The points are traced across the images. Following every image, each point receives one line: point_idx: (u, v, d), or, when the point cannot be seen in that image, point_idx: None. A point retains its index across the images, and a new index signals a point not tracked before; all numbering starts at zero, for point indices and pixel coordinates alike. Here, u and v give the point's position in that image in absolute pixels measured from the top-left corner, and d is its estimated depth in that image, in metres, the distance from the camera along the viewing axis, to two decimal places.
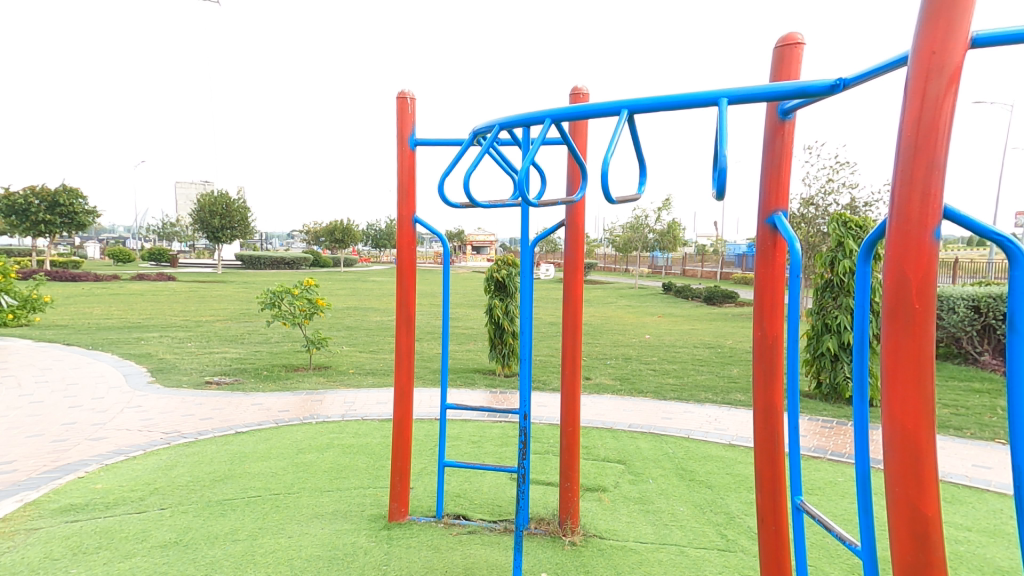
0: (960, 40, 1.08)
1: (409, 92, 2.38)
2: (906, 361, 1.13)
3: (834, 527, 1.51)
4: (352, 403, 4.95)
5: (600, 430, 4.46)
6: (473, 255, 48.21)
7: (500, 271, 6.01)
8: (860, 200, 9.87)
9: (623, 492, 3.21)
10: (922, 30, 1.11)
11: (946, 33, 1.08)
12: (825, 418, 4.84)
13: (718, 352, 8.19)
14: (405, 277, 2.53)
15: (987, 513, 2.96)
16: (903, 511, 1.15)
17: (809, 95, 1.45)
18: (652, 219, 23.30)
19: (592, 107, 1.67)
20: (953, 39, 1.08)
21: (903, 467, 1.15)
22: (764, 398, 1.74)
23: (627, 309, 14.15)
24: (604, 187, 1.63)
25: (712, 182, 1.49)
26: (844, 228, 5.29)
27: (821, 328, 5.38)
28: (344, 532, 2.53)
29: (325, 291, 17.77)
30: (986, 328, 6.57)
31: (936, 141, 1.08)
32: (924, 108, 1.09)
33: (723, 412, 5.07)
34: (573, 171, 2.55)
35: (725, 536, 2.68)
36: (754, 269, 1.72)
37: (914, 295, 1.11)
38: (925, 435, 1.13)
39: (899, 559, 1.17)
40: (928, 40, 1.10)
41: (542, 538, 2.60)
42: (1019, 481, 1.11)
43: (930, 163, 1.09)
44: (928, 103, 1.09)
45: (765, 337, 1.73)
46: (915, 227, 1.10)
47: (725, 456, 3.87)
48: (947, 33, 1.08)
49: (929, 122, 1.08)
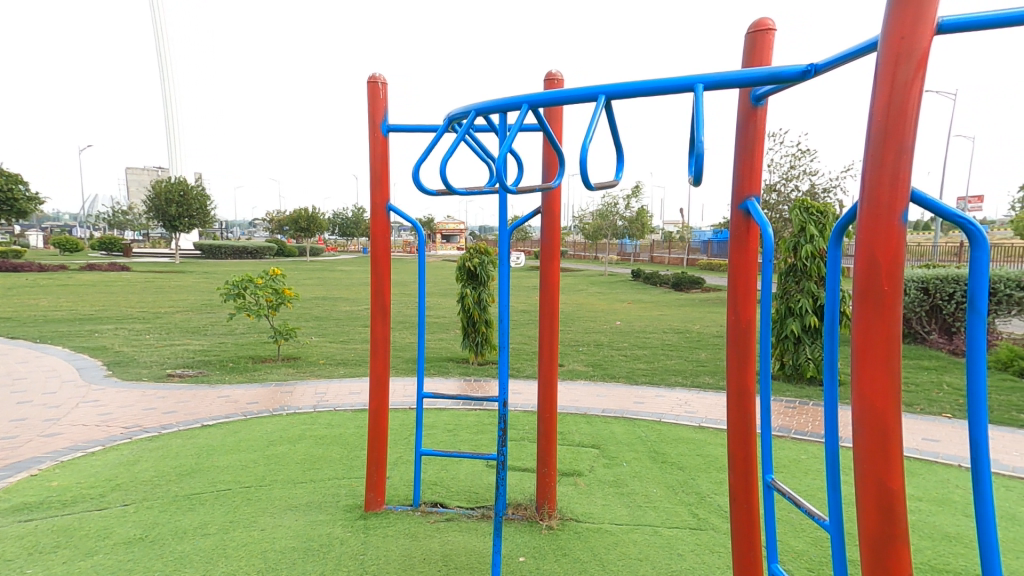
0: (927, 26, 1.11)
1: (380, 76, 2.33)
2: (875, 341, 1.17)
3: (803, 504, 1.55)
4: (323, 393, 4.92)
5: (574, 415, 4.51)
6: (442, 242, 48.03)
7: (472, 260, 5.96)
8: (819, 187, 10.14)
9: (597, 476, 3.26)
10: (891, 16, 1.14)
11: (915, 19, 1.11)
12: (788, 398, 4.99)
13: (687, 337, 8.35)
14: (379, 265, 2.50)
15: (937, 483, 3.10)
16: (870, 488, 1.20)
17: (783, 80, 1.47)
18: (622, 205, 23.43)
19: (568, 92, 1.67)
20: (921, 25, 1.10)
21: (871, 443, 1.19)
22: (737, 381, 1.78)
23: (598, 296, 14.30)
24: (583, 172, 1.63)
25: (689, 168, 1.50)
26: (805, 214, 5.53)
27: (785, 311, 5.52)
28: (319, 523, 2.52)
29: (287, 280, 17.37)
30: (934, 308, 6.81)
31: (905, 126, 1.11)
32: (894, 93, 1.12)
33: (693, 394, 5.20)
34: (551, 157, 2.55)
35: (696, 515, 2.75)
36: (728, 254, 1.76)
37: (883, 277, 1.15)
38: (892, 413, 1.17)
39: (865, 531, 1.21)
40: (897, 26, 1.12)
41: (520, 523, 2.63)
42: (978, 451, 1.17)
43: (899, 147, 1.12)
44: (898, 89, 1.11)
45: (739, 322, 1.76)
46: (885, 210, 1.13)
47: (695, 438, 3.96)
48: (916, 18, 1.11)
49: (898, 108, 1.11)
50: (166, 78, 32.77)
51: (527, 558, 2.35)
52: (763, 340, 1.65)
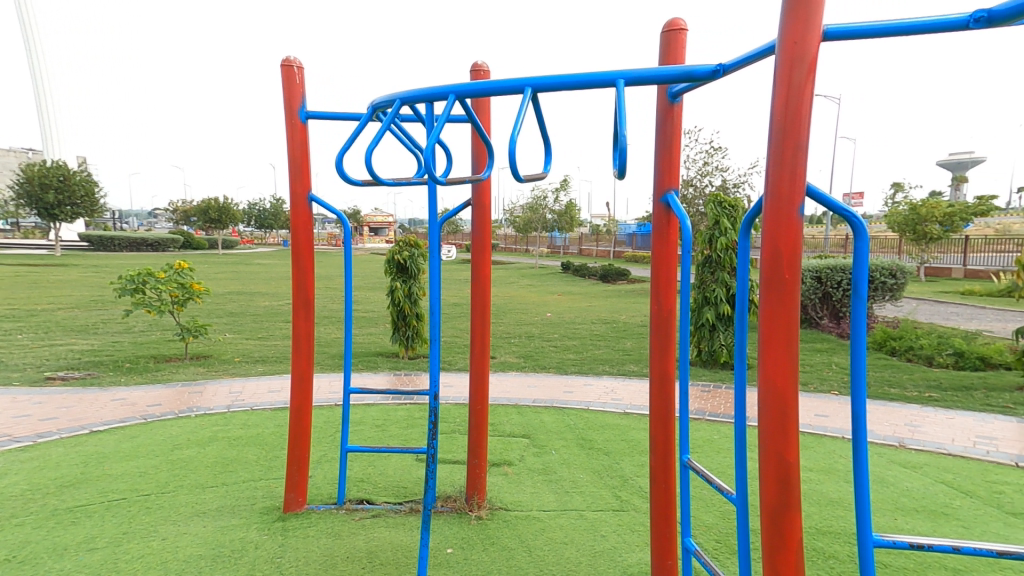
0: (816, 33, 1.21)
1: (295, 59, 2.24)
2: (778, 325, 1.27)
3: (715, 480, 1.66)
4: (238, 393, 4.68)
5: (506, 406, 4.56)
6: (370, 234, 46.80)
7: (402, 253, 5.84)
8: (730, 183, 10.80)
9: (527, 465, 3.32)
10: (786, 22, 1.23)
11: (805, 26, 1.21)
12: (704, 382, 5.33)
13: (613, 327, 8.66)
14: (303, 257, 2.41)
15: (826, 455, 3.41)
16: (772, 461, 1.30)
17: (696, 78, 1.56)
18: (550, 199, 23.82)
19: (495, 83, 1.68)
20: (810, 32, 1.21)
21: (773, 420, 1.30)
22: (659, 368, 1.87)
23: (529, 288, 14.49)
24: (512, 164, 1.65)
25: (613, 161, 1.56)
26: (719, 208, 5.87)
27: (701, 301, 5.85)
28: (231, 528, 2.41)
29: (199, 275, 16.31)
30: (825, 296, 7.45)
31: (800, 126, 1.21)
32: (790, 94, 1.21)
33: (618, 382, 5.41)
34: (480, 148, 2.55)
35: (619, 497, 2.88)
36: (651, 246, 1.84)
37: (784, 266, 1.25)
38: (791, 392, 1.28)
39: (767, 501, 1.32)
40: (790, 32, 1.22)
41: (449, 515, 2.64)
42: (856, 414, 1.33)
43: (796, 145, 1.21)
44: (793, 90, 1.21)
45: (661, 311, 1.85)
46: (785, 204, 1.23)
47: (620, 424, 4.13)
48: (805, 26, 1.21)
49: (794, 108, 1.21)
50: (41, 52, 29.51)
51: (455, 549, 2.36)
52: (681, 327, 1.74)
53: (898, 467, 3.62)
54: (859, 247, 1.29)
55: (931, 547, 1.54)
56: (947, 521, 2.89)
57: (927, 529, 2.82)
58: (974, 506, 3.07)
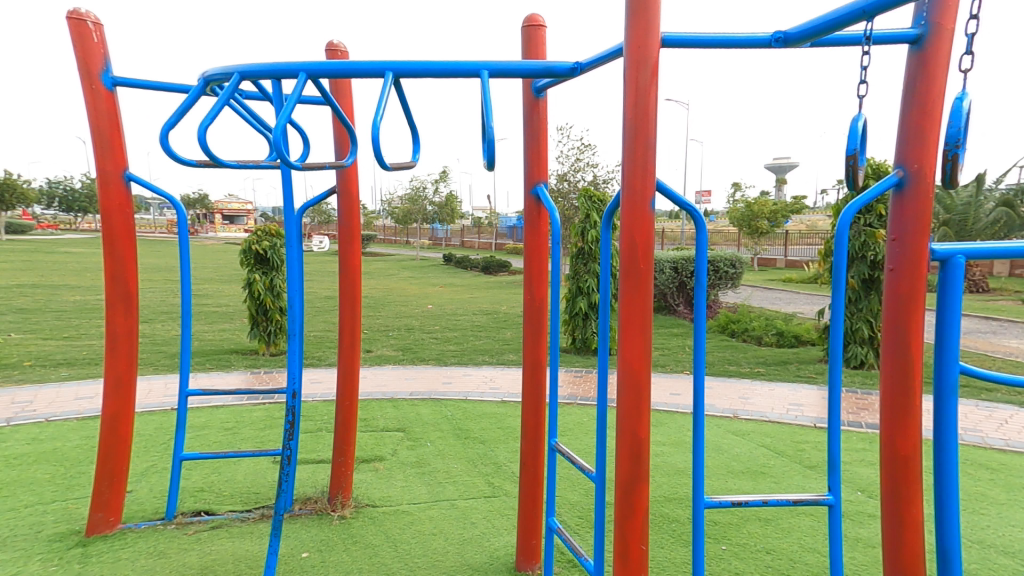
0: (654, 43, 1.50)
1: (88, 13, 1.93)
2: (636, 288, 1.56)
3: (579, 457, 1.79)
4: (27, 403, 4.00)
5: (380, 401, 4.42)
6: (235, 224, 42.90)
7: (261, 242, 5.39)
8: (601, 179, 11.42)
9: (399, 458, 3.24)
10: (630, 32, 1.51)
11: (646, 36, 1.50)
12: (577, 368, 5.63)
13: (494, 317, 8.77)
14: (117, 245, 2.11)
15: (677, 429, 3.76)
16: (630, 400, 1.60)
17: (556, 74, 1.71)
18: (430, 190, 23.51)
19: (353, 64, 1.59)
20: (651, 42, 1.50)
21: (632, 367, 1.59)
22: (532, 350, 2.06)
23: (409, 280, 14.21)
24: (376, 151, 1.58)
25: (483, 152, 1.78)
26: (590, 202, 6.14)
27: (575, 291, 6.17)
28: (5, 562, 2.05)
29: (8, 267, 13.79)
30: (681, 284, 8.20)
31: (648, 123, 1.51)
32: (639, 94, 1.50)
33: (497, 371, 5.50)
34: (343, 135, 2.41)
35: (492, 483, 2.91)
36: (525, 235, 2.01)
37: (640, 240, 1.53)
38: (645, 344, 1.58)
39: (626, 433, 1.61)
40: (634, 39, 1.50)
41: (308, 517, 2.49)
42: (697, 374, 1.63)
43: (646, 139, 1.51)
44: (641, 91, 1.50)
45: (535, 297, 2.01)
46: (641, 188, 1.52)
47: (497, 412, 4.18)
48: (648, 38, 1.50)
49: (643, 106, 1.50)
50: None
51: (311, 553, 2.23)
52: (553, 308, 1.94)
53: (730, 435, 4.09)
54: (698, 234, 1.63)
55: (746, 503, 1.77)
56: (762, 479, 3.33)
57: (750, 487, 3.22)
58: (784, 464, 3.56)
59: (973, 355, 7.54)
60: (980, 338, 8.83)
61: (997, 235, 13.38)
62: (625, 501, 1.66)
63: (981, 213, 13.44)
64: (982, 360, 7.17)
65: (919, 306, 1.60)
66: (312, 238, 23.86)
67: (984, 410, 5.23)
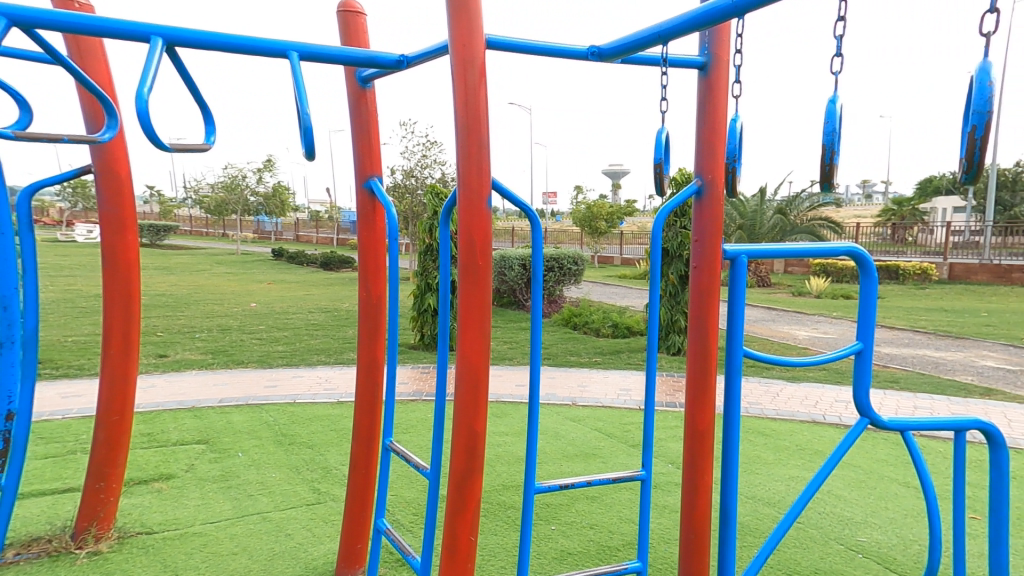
0: (478, 42, 1.55)
1: None
2: (475, 286, 1.61)
3: (414, 460, 1.95)
4: None
5: (177, 411, 3.94)
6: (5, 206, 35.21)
7: None
8: (446, 176, 11.59)
9: (197, 474, 2.92)
10: (453, 31, 1.56)
11: (469, 32, 1.54)
12: (423, 364, 5.62)
13: (333, 316, 8.32)
14: None
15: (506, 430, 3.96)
16: (468, 400, 1.64)
17: (381, 65, 1.72)
18: (255, 180, 21.63)
19: (99, 22, 1.41)
20: (473, 39, 1.54)
21: (470, 369, 1.64)
22: (368, 353, 2.15)
23: (231, 277, 12.94)
24: (145, 127, 1.39)
25: (301, 140, 1.66)
26: (436, 199, 6.14)
27: (424, 287, 6.03)
28: None
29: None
30: None
31: (479, 124, 1.55)
32: (468, 94, 1.54)
33: (335, 371, 5.21)
34: (94, 106, 2.07)
35: (317, 490, 2.75)
36: (359, 232, 2.15)
37: (476, 242, 1.59)
38: (482, 346, 1.64)
39: (462, 434, 1.66)
40: (457, 37, 1.55)
41: (35, 561, 2.15)
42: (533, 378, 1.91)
43: (478, 142, 1.55)
44: (470, 91, 1.54)
45: (370, 296, 2.15)
46: (474, 194, 1.56)
47: (331, 414, 3.96)
48: (470, 34, 1.54)
49: (473, 106, 1.54)
50: None
51: None
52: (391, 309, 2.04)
53: (567, 420, 4.41)
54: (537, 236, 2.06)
55: (572, 486, 1.95)
56: (594, 460, 3.64)
57: (580, 470, 3.51)
58: (612, 446, 3.92)
59: (758, 340, 9.08)
60: (763, 325, 10.69)
61: (775, 238, 16.21)
62: (458, 493, 1.70)
63: (764, 219, 16.18)
64: (764, 345, 8.66)
65: (714, 297, 1.88)
66: (83, 228, 22.10)
67: (765, 386, 6.30)
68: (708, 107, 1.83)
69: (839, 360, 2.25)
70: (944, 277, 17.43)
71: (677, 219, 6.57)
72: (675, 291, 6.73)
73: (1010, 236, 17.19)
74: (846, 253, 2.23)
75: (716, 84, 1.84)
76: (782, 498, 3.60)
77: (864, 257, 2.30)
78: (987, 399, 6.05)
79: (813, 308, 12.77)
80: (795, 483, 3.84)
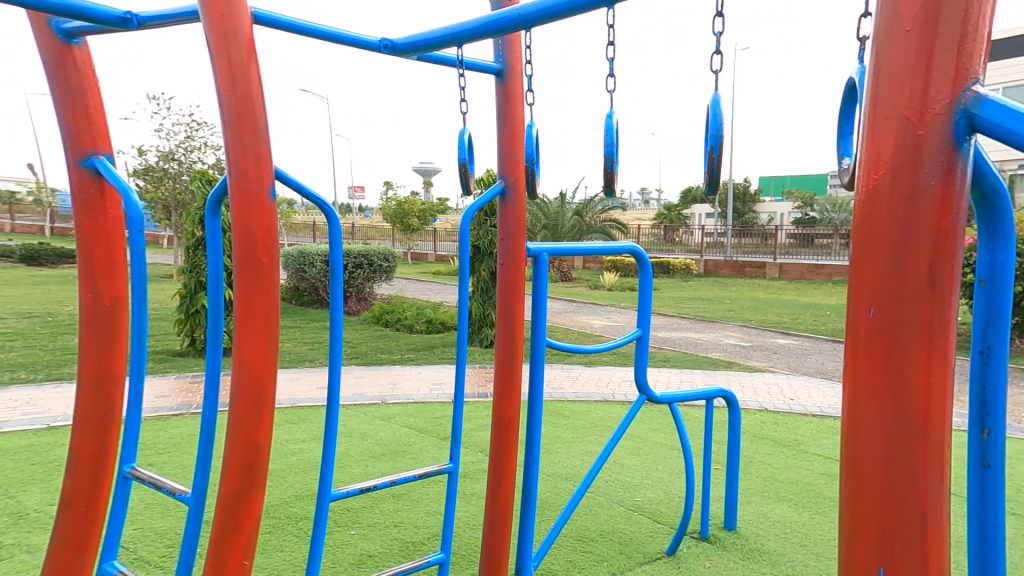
0: (242, 17, 1.41)
1: None
2: (257, 289, 1.44)
3: (166, 484, 1.73)
4: None
5: None
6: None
7: None
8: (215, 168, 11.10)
9: None
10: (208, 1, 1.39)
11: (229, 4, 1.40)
12: (191, 374, 4.92)
13: (43, 323, 7.41)
14: None
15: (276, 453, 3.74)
16: (247, 415, 1.46)
17: (93, 17, 1.48)
18: None
19: None
20: (236, 13, 1.40)
21: (248, 385, 1.46)
22: (98, 367, 1.79)
23: None
24: None
25: None
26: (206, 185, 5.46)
27: (195, 285, 5.35)
28: None
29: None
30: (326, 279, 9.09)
31: (253, 107, 1.40)
32: (236, 73, 1.39)
33: (35, 390, 4.51)
34: None
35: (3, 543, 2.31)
36: (80, 221, 1.78)
37: (259, 242, 1.43)
38: (269, 360, 1.48)
39: (233, 458, 1.47)
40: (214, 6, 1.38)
41: None
42: (332, 374, 1.99)
43: (254, 128, 1.41)
44: (237, 69, 1.39)
45: (100, 299, 1.81)
46: (255, 186, 1.41)
47: (32, 444, 3.40)
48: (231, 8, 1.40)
49: (243, 87, 1.39)
50: None
51: None
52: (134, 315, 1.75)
53: (378, 421, 4.54)
54: (333, 231, 1.93)
55: (374, 487, 2.03)
56: (405, 458, 3.80)
57: (387, 468, 3.63)
58: (420, 439, 4.16)
59: (561, 330, 9.96)
60: (565, 316, 11.78)
61: (575, 237, 17.98)
62: (228, 516, 1.48)
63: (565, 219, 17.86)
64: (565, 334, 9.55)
65: (519, 293, 2.09)
66: None
67: (567, 372, 6.92)
68: (506, 117, 2.02)
69: (623, 345, 2.53)
70: (701, 271, 21.15)
71: (487, 219, 7.01)
72: (488, 288, 7.22)
73: (745, 238, 21.53)
74: (627, 253, 2.56)
75: (510, 90, 2.01)
76: (578, 473, 3.96)
77: (642, 254, 2.64)
78: (731, 370, 7.52)
79: (606, 299, 14.43)
80: (588, 456, 4.27)
